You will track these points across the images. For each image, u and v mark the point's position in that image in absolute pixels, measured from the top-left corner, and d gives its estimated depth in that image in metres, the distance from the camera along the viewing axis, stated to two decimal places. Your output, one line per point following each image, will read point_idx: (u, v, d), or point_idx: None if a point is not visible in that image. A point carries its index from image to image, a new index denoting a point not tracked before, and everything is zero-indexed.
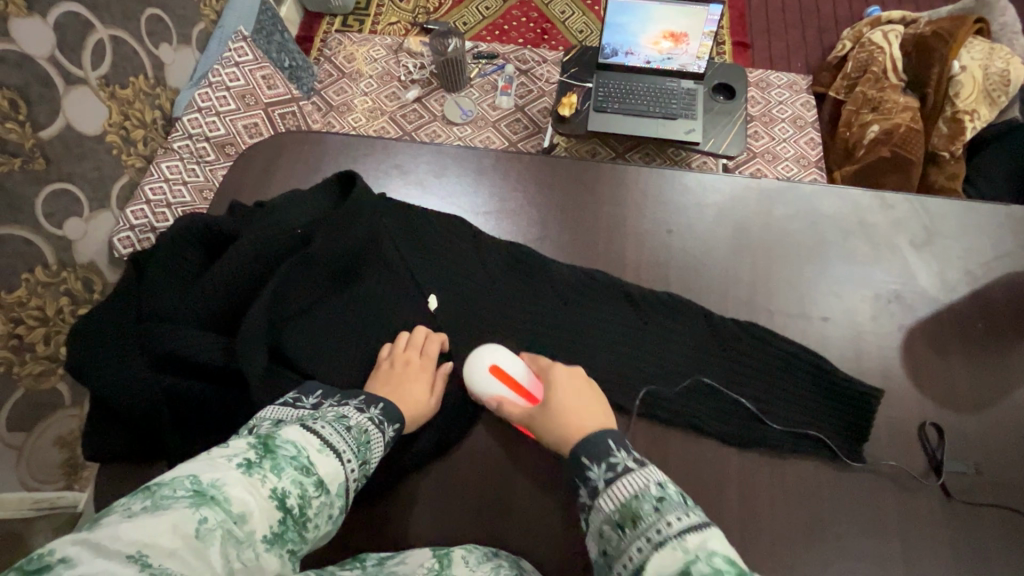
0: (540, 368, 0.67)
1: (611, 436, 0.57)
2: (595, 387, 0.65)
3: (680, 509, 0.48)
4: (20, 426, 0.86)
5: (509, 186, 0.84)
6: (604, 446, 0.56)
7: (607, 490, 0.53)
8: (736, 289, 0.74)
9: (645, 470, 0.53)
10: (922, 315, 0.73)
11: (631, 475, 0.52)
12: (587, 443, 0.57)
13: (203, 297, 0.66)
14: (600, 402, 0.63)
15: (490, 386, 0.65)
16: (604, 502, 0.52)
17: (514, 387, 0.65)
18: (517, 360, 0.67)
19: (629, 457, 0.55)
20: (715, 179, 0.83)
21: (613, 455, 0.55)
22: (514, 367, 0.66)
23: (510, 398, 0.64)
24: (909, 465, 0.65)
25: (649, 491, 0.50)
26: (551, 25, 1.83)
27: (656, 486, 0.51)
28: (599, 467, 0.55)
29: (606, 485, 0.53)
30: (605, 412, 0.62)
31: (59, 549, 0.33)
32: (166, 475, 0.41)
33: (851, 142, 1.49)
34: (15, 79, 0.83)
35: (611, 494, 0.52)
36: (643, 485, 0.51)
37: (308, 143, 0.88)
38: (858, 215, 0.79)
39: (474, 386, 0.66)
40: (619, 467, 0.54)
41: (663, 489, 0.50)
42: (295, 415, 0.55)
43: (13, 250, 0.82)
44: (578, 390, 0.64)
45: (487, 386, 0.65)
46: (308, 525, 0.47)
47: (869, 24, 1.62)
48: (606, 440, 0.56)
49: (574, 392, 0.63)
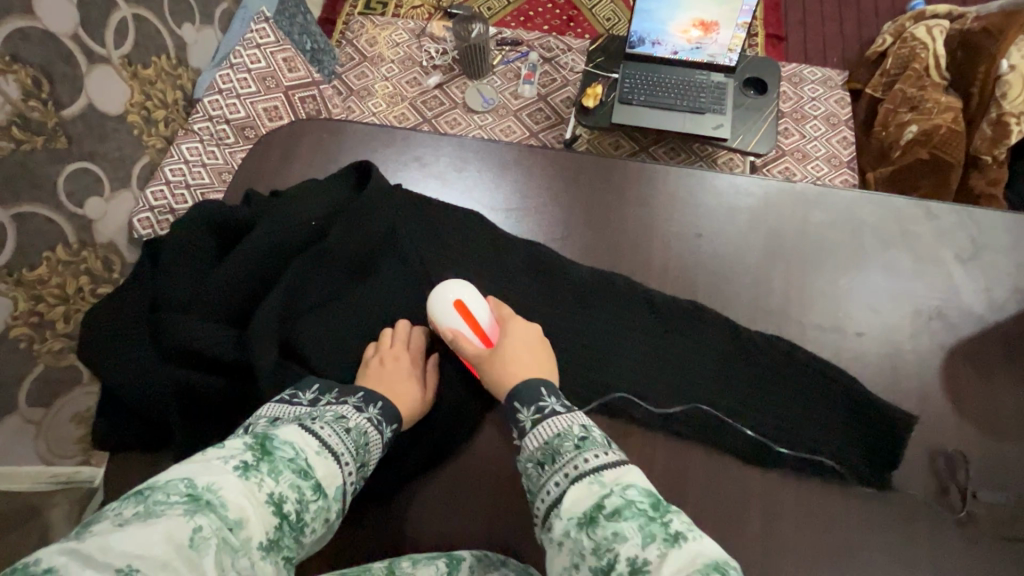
0: (502, 317, 0.65)
1: (545, 384, 0.57)
2: (548, 349, 0.63)
3: (599, 448, 0.51)
4: (39, 402, 0.86)
5: (533, 182, 0.81)
6: (536, 391, 0.56)
7: (532, 431, 0.54)
8: (767, 298, 0.71)
9: (570, 413, 0.54)
10: (964, 335, 0.69)
11: (556, 418, 0.54)
12: (521, 389, 0.57)
13: (218, 287, 0.65)
14: (549, 363, 0.61)
15: (448, 317, 0.62)
16: (528, 443, 0.54)
17: (473, 326, 0.62)
18: (483, 300, 0.64)
19: (557, 402, 0.56)
20: (747, 181, 0.79)
21: (541, 400, 0.56)
22: (478, 307, 0.63)
23: (466, 334, 0.62)
24: (943, 494, 0.61)
25: (571, 432, 0.52)
26: (577, 12, 1.78)
27: (579, 427, 0.52)
28: (527, 409, 0.55)
29: (532, 426, 0.54)
30: (550, 371, 0.61)
31: (44, 559, 0.32)
32: (159, 478, 0.40)
33: (887, 143, 1.42)
34: (39, 56, 0.82)
35: (535, 434, 0.53)
36: (566, 427, 0.53)
37: (327, 131, 0.86)
38: (899, 222, 0.75)
39: (433, 311, 0.63)
40: (545, 411, 0.55)
41: (585, 431, 0.52)
42: (293, 414, 0.54)
43: (35, 228, 0.82)
44: (531, 345, 0.62)
45: (446, 316, 0.62)
46: (305, 530, 0.46)
47: (911, 18, 1.53)
48: (538, 387, 0.57)
49: (527, 346, 0.61)
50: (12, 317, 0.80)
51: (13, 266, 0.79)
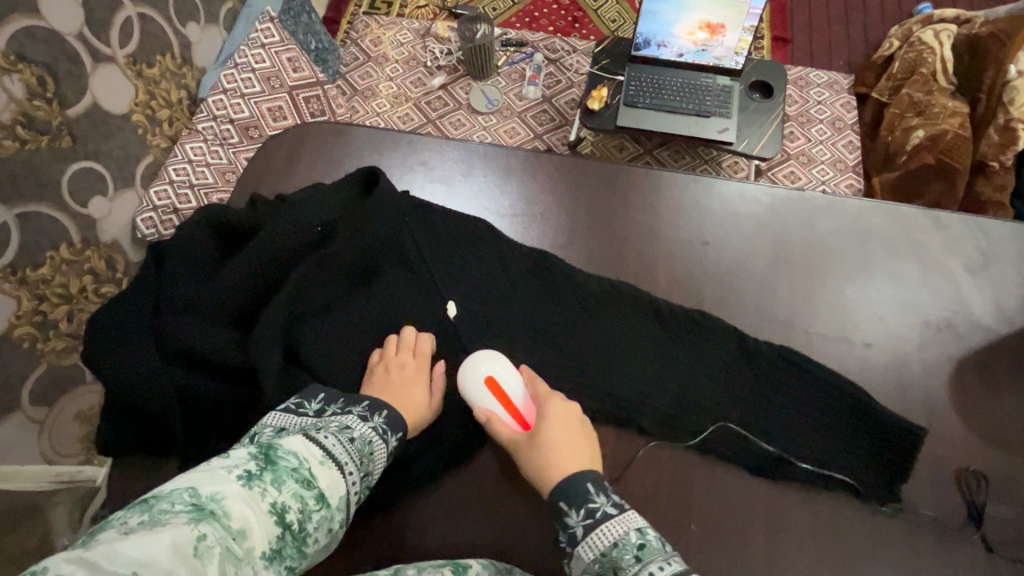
0: (537, 394, 0.64)
1: (592, 480, 0.55)
2: (589, 429, 0.61)
3: (659, 556, 0.50)
4: (42, 401, 0.86)
5: (538, 188, 0.80)
6: (583, 490, 0.54)
7: (586, 538, 0.53)
8: (773, 307, 0.71)
9: (622, 514, 0.53)
10: (973, 345, 0.68)
11: (609, 523, 0.52)
12: (566, 487, 0.55)
13: (220, 292, 0.65)
14: (591, 449, 0.60)
15: (481, 398, 0.62)
16: (583, 551, 0.53)
17: (506, 405, 0.61)
18: (515, 375, 0.63)
19: (608, 501, 0.54)
20: (755, 189, 0.78)
21: (590, 500, 0.54)
22: (511, 384, 0.62)
23: (500, 415, 0.61)
24: (949, 506, 0.61)
25: (628, 539, 0.51)
26: (582, 13, 1.78)
27: (635, 533, 0.51)
28: (577, 513, 0.54)
29: (584, 533, 0.53)
30: (593, 457, 0.59)
31: (52, 568, 0.31)
32: (163, 488, 0.40)
33: (892, 148, 1.41)
34: (44, 55, 0.81)
35: (591, 543, 0.52)
36: (622, 533, 0.52)
37: (331, 134, 0.86)
38: (908, 232, 0.75)
39: (466, 391, 0.63)
40: (597, 514, 0.53)
41: (641, 535, 0.51)
42: (297, 424, 0.54)
43: (39, 227, 0.82)
44: (569, 427, 0.60)
45: (479, 396, 0.62)
46: (307, 540, 0.46)
47: (920, 21, 1.51)
48: (586, 484, 0.55)
49: (566, 431, 0.60)
50: (15, 316, 0.80)
51: (17, 265, 0.79)
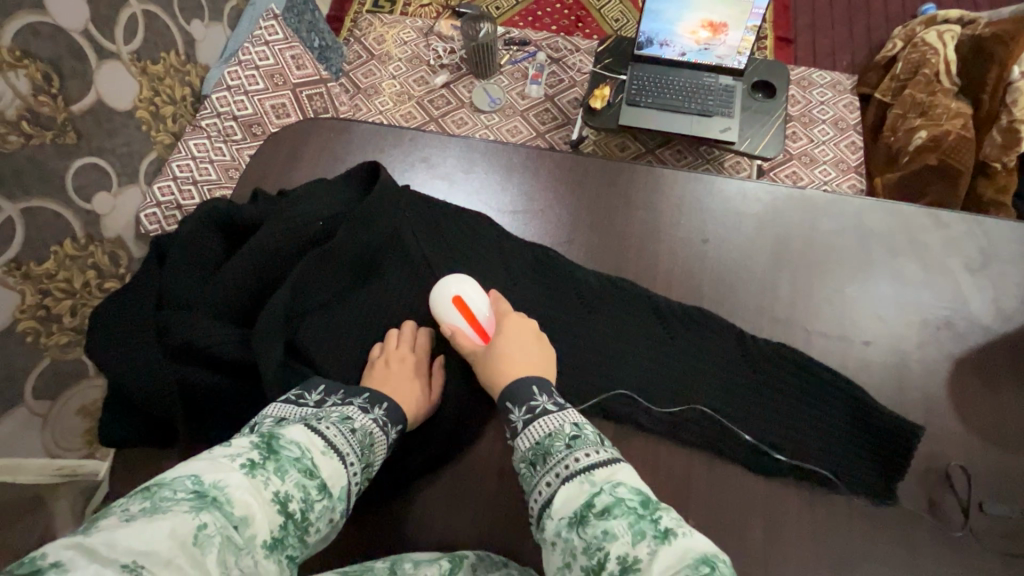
0: (500, 312, 0.65)
1: (537, 383, 0.56)
2: (546, 343, 0.63)
3: (591, 446, 0.50)
4: (46, 396, 0.86)
5: (539, 185, 0.81)
6: (527, 390, 0.56)
7: (524, 431, 0.53)
8: (774, 305, 0.71)
9: (562, 412, 0.54)
10: (973, 345, 0.68)
11: (547, 417, 0.53)
12: (512, 387, 0.56)
13: (222, 286, 0.65)
14: (545, 358, 0.61)
15: (448, 314, 0.64)
16: (521, 443, 0.53)
17: (470, 320, 0.63)
18: (481, 294, 0.65)
19: (549, 400, 0.55)
20: (756, 188, 0.79)
21: (533, 399, 0.55)
22: (476, 301, 0.64)
23: (464, 329, 0.63)
24: (946, 505, 0.61)
25: (563, 431, 0.51)
26: (585, 12, 1.78)
27: (571, 425, 0.52)
28: (519, 409, 0.55)
29: (523, 426, 0.54)
30: (547, 365, 0.60)
31: (52, 553, 0.32)
32: (166, 475, 0.41)
33: (895, 148, 1.41)
34: (49, 51, 0.82)
35: (527, 434, 0.53)
36: (557, 426, 0.52)
37: (335, 131, 0.87)
38: (909, 231, 0.75)
39: (434, 308, 0.65)
40: (537, 410, 0.54)
41: (577, 429, 0.51)
42: (299, 415, 0.54)
43: (44, 222, 0.82)
44: (525, 339, 0.62)
45: (445, 312, 0.64)
46: (309, 530, 0.46)
47: (923, 23, 1.51)
48: (530, 385, 0.56)
49: (521, 343, 0.61)
50: (20, 310, 0.80)
51: (22, 260, 0.79)
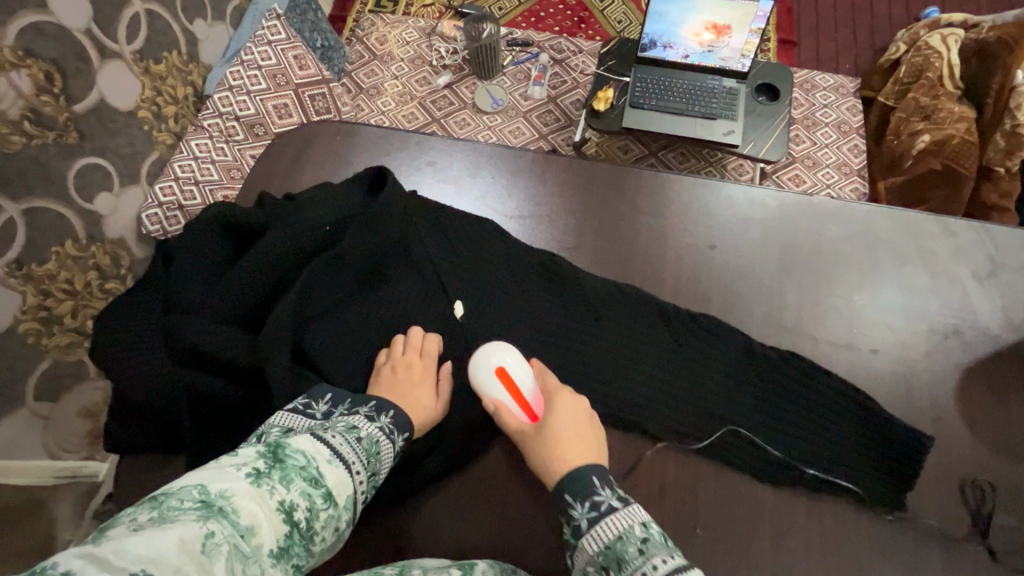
0: (547, 386, 0.64)
1: (596, 473, 0.55)
2: (597, 423, 0.61)
3: (663, 550, 0.49)
4: (47, 396, 0.86)
5: (545, 189, 0.80)
6: (589, 483, 0.55)
7: (590, 531, 0.52)
8: (781, 313, 0.71)
9: (628, 509, 0.53)
10: (980, 353, 0.68)
11: (615, 516, 0.52)
12: (570, 478, 0.55)
13: (228, 291, 0.65)
14: (596, 439, 0.60)
15: (492, 389, 0.62)
16: (587, 543, 0.52)
17: (516, 397, 0.62)
18: (526, 369, 0.63)
19: (613, 495, 0.54)
20: (762, 194, 0.78)
21: (596, 493, 0.54)
22: (522, 377, 0.63)
23: (510, 407, 0.62)
24: (954, 514, 0.61)
25: (632, 532, 0.51)
26: (588, 14, 1.77)
27: (640, 526, 0.51)
28: (583, 505, 0.54)
29: (588, 525, 0.52)
30: (600, 449, 0.59)
31: (62, 562, 0.31)
32: (173, 484, 0.40)
33: (898, 152, 1.40)
34: (52, 51, 0.81)
35: (594, 535, 0.52)
36: (626, 526, 0.51)
37: (340, 133, 0.86)
38: (918, 240, 0.74)
39: (477, 382, 0.63)
40: (602, 507, 0.53)
41: (646, 529, 0.51)
42: (305, 424, 0.54)
43: (46, 223, 0.81)
44: (577, 422, 0.60)
45: (490, 388, 0.62)
46: (314, 538, 0.46)
47: (926, 26, 1.50)
48: (590, 476, 0.55)
49: (571, 422, 0.60)
50: (21, 311, 0.79)
51: (24, 261, 0.78)
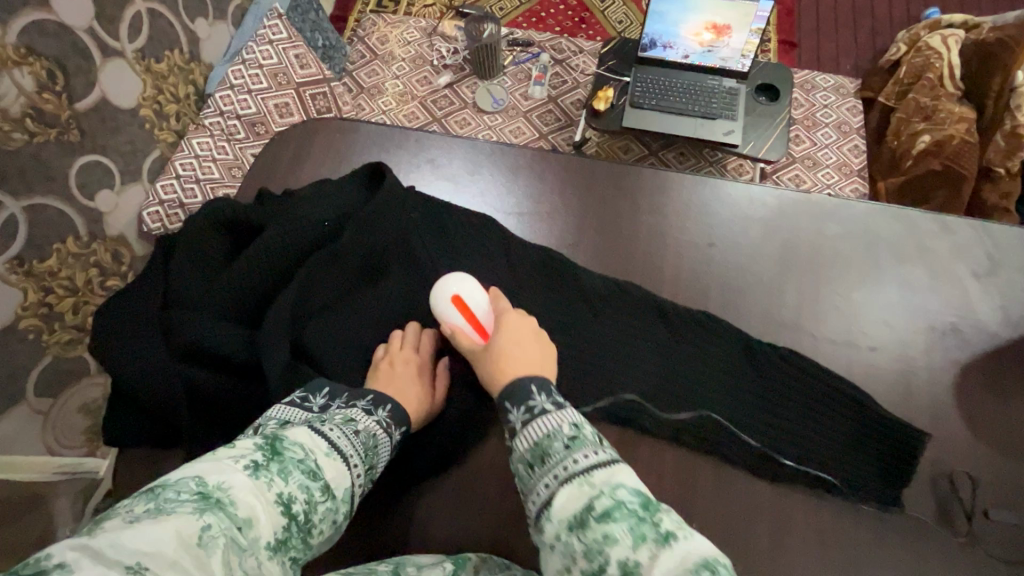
0: (499, 309, 0.64)
1: (535, 381, 0.54)
2: (545, 341, 0.61)
3: (590, 446, 0.48)
4: (47, 393, 0.86)
5: (544, 187, 0.81)
6: (525, 389, 0.53)
7: (522, 431, 0.51)
8: (780, 311, 0.71)
9: (561, 411, 0.51)
10: (978, 350, 0.68)
11: (547, 417, 0.51)
12: (512, 386, 0.54)
13: (228, 287, 0.65)
14: (543, 354, 0.59)
15: (447, 314, 0.62)
16: (518, 443, 0.51)
17: (470, 319, 0.62)
18: (479, 293, 0.63)
19: (547, 399, 0.52)
20: (760, 192, 0.79)
21: (531, 397, 0.53)
22: (474, 300, 0.63)
23: (463, 328, 0.62)
24: (951, 512, 0.61)
25: (561, 431, 0.49)
26: (589, 14, 1.78)
27: (570, 426, 0.50)
28: (517, 409, 0.53)
29: (521, 427, 0.52)
30: (546, 365, 0.58)
31: (57, 553, 0.31)
32: (170, 476, 0.40)
33: (899, 152, 1.41)
34: (54, 49, 0.82)
35: (525, 435, 0.51)
36: (556, 425, 0.50)
37: (340, 131, 0.86)
38: (917, 238, 0.75)
39: (434, 309, 0.64)
40: (535, 410, 0.52)
41: (576, 428, 0.50)
42: (303, 418, 0.54)
43: (47, 220, 0.82)
44: (526, 338, 0.59)
45: (445, 311, 0.62)
46: (312, 531, 0.46)
47: (927, 27, 1.51)
48: (529, 384, 0.53)
49: (518, 337, 0.59)
50: (22, 308, 0.80)
51: (25, 257, 0.79)
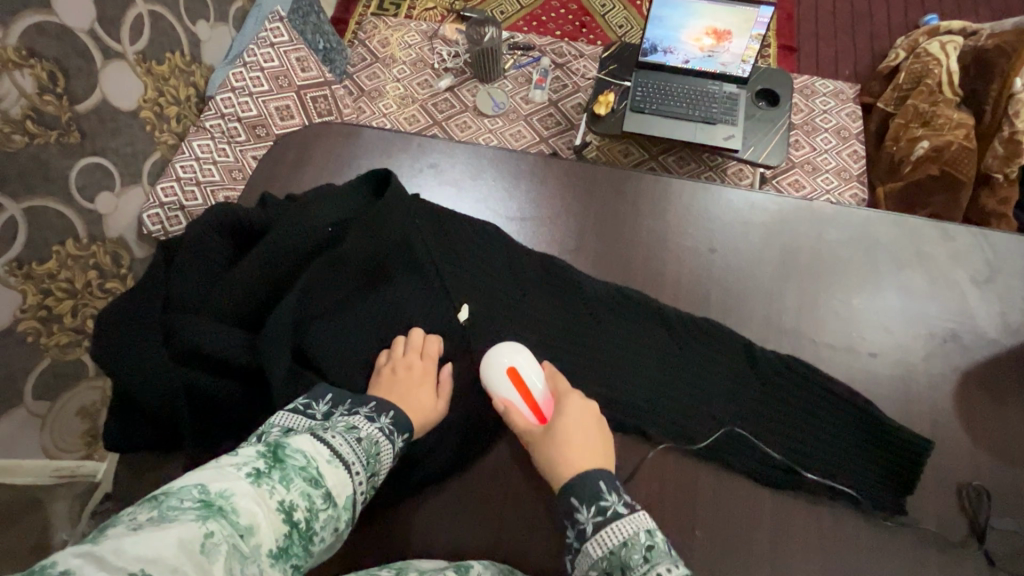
0: (557, 390, 0.63)
1: (604, 478, 0.55)
2: (605, 429, 0.60)
3: (667, 559, 0.50)
4: (45, 396, 0.85)
5: (546, 192, 0.81)
6: (595, 488, 0.54)
7: (594, 535, 0.52)
8: (780, 317, 0.71)
9: (633, 514, 0.53)
10: (978, 358, 0.69)
11: (620, 522, 0.52)
12: (580, 486, 0.54)
13: (229, 292, 0.65)
14: (605, 448, 0.59)
15: (503, 389, 0.62)
16: (590, 547, 0.52)
17: (527, 398, 0.61)
18: (538, 371, 0.63)
19: (619, 501, 0.53)
20: (762, 199, 0.79)
21: (603, 498, 0.53)
22: (533, 379, 0.62)
23: (519, 407, 0.61)
24: (952, 520, 0.61)
25: (638, 539, 0.51)
26: (590, 18, 1.78)
27: (645, 533, 0.51)
28: (587, 509, 0.53)
29: (593, 530, 0.52)
30: (608, 456, 0.59)
31: (62, 561, 0.31)
32: (173, 483, 0.40)
33: (897, 158, 1.41)
34: (55, 51, 0.82)
35: (598, 540, 0.52)
36: (632, 533, 0.51)
37: (342, 135, 0.86)
38: (917, 245, 0.75)
39: (488, 382, 0.63)
40: (608, 512, 0.53)
41: (651, 537, 0.51)
42: (305, 425, 0.54)
43: (46, 222, 0.81)
44: (587, 426, 0.60)
45: (501, 388, 0.62)
46: (314, 539, 0.46)
47: (926, 33, 1.52)
48: (598, 483, 0.54)
49: (581, 427, 0.59)
50: (20, 311, 0.79)
51: (24, 260, 0.78)
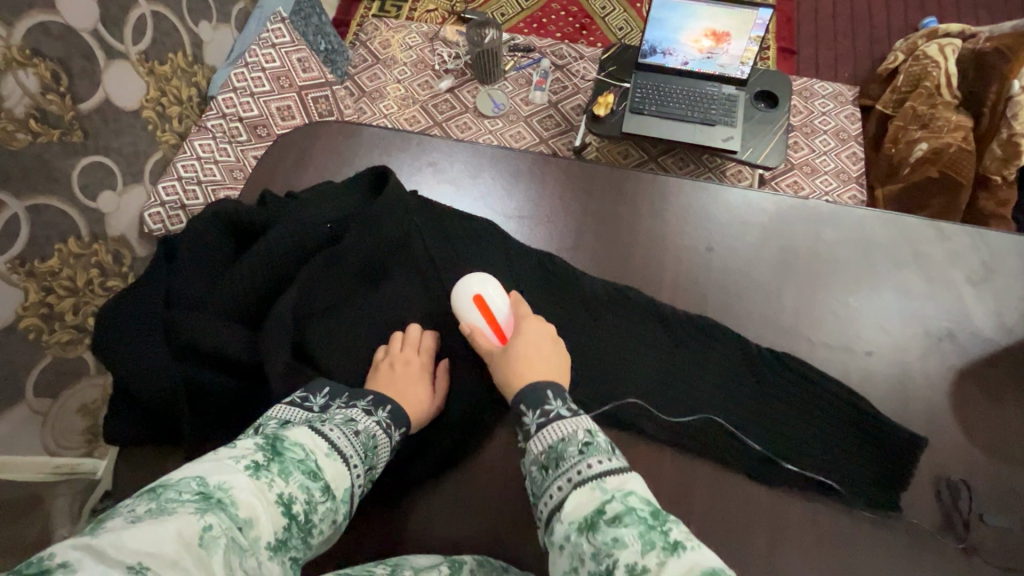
0: (519, 314, 0.66)
1: (551, 387, 0.57)
2: (562, 349, 0.63)
3: (602, 454, 0.51)
4: (46, 393, 0.86)
5: (544, 191, 0.81)
6: (541, 394, 0.57)
7: (538, 434, 0.54)
8: (777, 316, 0.71)
9: (576, 418, 0.55)
10: (973, 357, 0.69)
11: (561, 422, 0.54)
12: (528, 391, 0.57)
13: (230, 289, 0.66)
14: (559, 365, 0.61)
15: (468, 313, 0.65)
16: (534, 446, 0.54)
17: (490, 321, 0.65)
18: (501, 295, 0.66)
19: (563, 406, 0.56)
20: (759, 198, 0.79)
21: (547, 403, 0.56)
22: (497, 303, 0.65)
23: (482, 329, 0.65)
24: (947, 518, 0.61)
25: (576, 436, 0.52)
26: (590, 20, 1.79)
27: (583, 432, 0.53)
28: (533, 412, 0.56)
29: (537, 430, 0.55)
30: (562, 371, 0.61)
31: (60, 554, 0.32)
32: (172, 476, 0.41)
33: (895, 160, 1.42)
34: (59, 51, 0.83)
35: (540, 437, 0.54)
36: (571, 431, 0.53)
37: (343, 134, 0.87)
38: (913, 244, 0.75)
39: (456, 308, 0.67)
40: (551, 415, 0.55)
41: (589, 436, 0.53)
42: (303, 418, 0.54)
43: (48, 220, 0.82)
44: (543, 343, 0.62)
45: (466, 310, 0.65)
46: (312, 531, 0.46)
47: (925, 36, 1.52)
48: (545, 390, 0.57)
49: (537, 345, 0.62)
50: (22, 308, 0.80)
51: (26, 258, 0.79)
